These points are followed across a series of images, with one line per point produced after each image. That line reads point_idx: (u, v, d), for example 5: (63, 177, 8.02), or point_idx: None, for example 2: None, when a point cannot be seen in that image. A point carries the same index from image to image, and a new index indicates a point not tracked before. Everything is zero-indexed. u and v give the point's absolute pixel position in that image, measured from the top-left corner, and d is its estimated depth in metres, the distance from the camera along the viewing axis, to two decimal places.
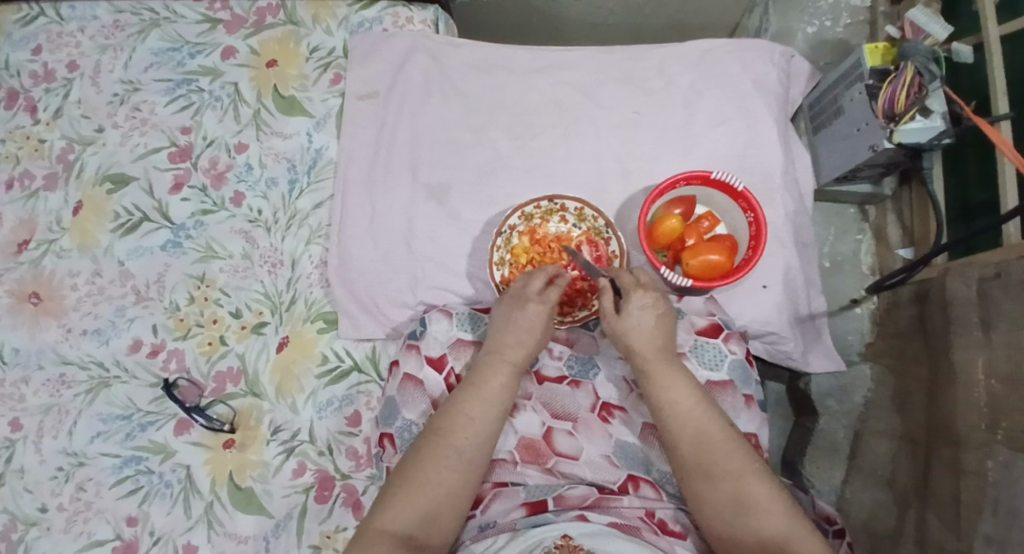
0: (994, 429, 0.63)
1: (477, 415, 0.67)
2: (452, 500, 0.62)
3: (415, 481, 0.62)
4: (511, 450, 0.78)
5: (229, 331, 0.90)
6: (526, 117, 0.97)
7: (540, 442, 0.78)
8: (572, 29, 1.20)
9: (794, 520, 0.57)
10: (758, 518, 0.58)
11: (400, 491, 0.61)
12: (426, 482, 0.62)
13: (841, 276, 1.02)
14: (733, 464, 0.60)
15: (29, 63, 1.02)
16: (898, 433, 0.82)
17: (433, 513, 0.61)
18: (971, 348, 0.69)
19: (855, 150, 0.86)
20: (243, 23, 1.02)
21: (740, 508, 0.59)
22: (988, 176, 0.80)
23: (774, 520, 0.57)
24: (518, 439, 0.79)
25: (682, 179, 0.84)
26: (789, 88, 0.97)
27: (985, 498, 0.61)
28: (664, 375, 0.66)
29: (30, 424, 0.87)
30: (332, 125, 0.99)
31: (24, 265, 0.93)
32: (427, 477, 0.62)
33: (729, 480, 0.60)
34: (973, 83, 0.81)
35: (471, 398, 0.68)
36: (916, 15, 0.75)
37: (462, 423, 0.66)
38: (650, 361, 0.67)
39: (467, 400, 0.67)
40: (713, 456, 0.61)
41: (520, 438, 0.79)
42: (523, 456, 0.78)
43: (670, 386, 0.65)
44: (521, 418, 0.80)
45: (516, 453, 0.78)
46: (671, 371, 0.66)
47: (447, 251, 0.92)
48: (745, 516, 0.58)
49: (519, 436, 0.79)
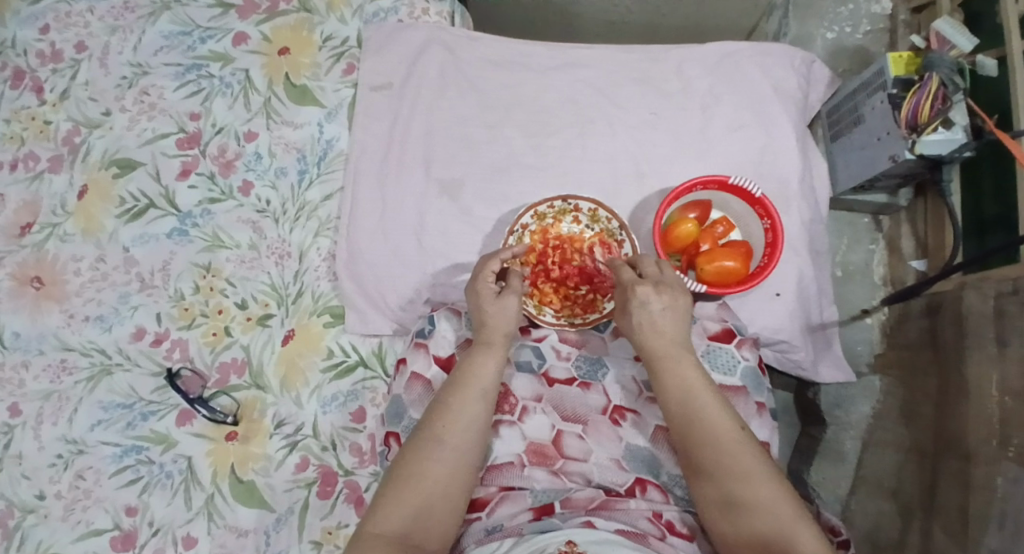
0: (1005, 446, 0.62)
1: (458, 404, 0.66)
2: (449, 501, 0.62)
3: (413, 481, 0.61)
4: (518, 452, 0.78)
5: (234, 322, 0.89)
6: (542, 116, 0.95)
7: (549, 446, 0.78)
8: (590, 27, 1.19)
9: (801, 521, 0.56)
10: (760, 517, 0.56)
11: (397, 492, 0.60)
12: (423, 483, 0.61)
13: (852, 286, 1.01)
14: (737, 463, 0.59)
15: (36, 43, 1.00)
16: (904, 446, 0.82)
17: (430, 514, 0.60)
18: (984, 364, 0.69)
19: (874, 159, 0.85)
20: (256, 8, 1.01)
21: (741, 507, 0.58)
22: (1004, 190, 0.79)
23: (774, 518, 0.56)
24: (527, 443, 0.78)
25: (699, 182, 0.83)
26: (809, 93, 0.96)
27: (993, 515, 0.61)
28: (670, 372, 0.65)
29: (29, 410, 0.85)
30: (344, 115, 0.97)
31: (27, 248, 0.92)
32: (427, 477, 0.61)
33: (731, 479, 0.59)
34: (996, 96, 0.81)
35: (474, 397, 0.66)
36: (942, 26, 0.73)
37: (466, 423, 0.65)
38: (658, 358, 0.66)
39: (450, 392, 0.67)
40: (717, 454, 0.60)
41: (528, 441, 0.79)
42: (531, 459, 0.77)
43: (675, 384, 0.64)
44: (531, 421, 0.80)
45: (524, 455, 0.78)
46: (672, 370, 0.65)
47: (458, 248, 0.91)
48: (744, 514, 0.57)
49: (528, 440, 0.78)
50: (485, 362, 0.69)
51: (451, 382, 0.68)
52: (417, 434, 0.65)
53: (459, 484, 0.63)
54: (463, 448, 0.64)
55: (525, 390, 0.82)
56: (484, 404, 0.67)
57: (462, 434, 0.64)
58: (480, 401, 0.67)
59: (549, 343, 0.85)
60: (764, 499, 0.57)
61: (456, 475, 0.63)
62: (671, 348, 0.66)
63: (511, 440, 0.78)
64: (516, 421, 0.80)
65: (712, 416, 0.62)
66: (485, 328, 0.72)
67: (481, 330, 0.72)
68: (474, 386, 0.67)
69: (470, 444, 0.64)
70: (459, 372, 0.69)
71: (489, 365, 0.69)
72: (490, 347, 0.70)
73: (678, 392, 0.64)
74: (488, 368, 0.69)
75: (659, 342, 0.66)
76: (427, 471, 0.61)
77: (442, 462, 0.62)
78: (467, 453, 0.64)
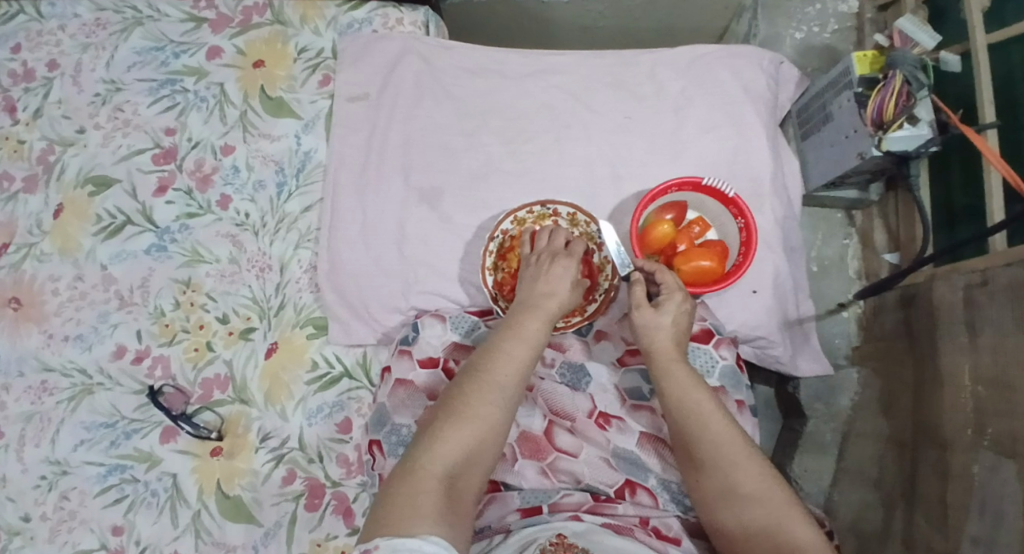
0: (981, 433, 0.64)
1: (517, 355, 0.64)
2: (494, 450, 0.60)
3: (465, 424, 0.58)
4: (512, 443, 0.79)
5: (216, 337, 0.89)
6: (518, 122, 0.96)
7: (540, 437, 0.79)
8: (564, 32, 1.20)
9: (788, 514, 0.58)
10: (764, 508, 0.59)
11: (448, 433, 0.58)
12: (473, 426, 0.59)
13: (828, 280, 1.03)
14: (740, 458, 0.61)
15: (7, 61, 0.99)
16: (884, 436, 0.83)
17: (476, 459, 0.58)
18: (956, 353, 0.70)
19: (843, 157, 0.87)
20: (229, 22, 1.00)
21: (746, 499, 0.60)
22: (973, 184, 0.81)
23: (764, 508, 0.59)
24: (520, 431, 0.79)
25: (674, 184, 0.85)
26: (778, 93, 0.98)
27: (971, 501, 0.63)
28: (674, 372, 0.67)
29: (11, 433, 0.85)
30: (321, 127, 0.97)
31: (4, 269, 0.91)
32: (477, 421, 0.59)
33: (733, 473, 0.61)
34: (960, 92, 0.83)
35: (527, 353, 0.65)
36: (905, 24, 0.76)
37: (518, 372, 0.63)
38: (665, 358, 0.68)
39: (509, 342, 0.65)
40: (721, 449, 0.62)
41: (521, 431, 0.79)
42: (524, 451, 0.78)
43: (682, 382, 0.66)
44: (523, 409, 0.81)
45: (517, 448, 0.78)
46: (676, 367, 0.67)
47: (439, 255, 0.92)
48: (750, 507, 0.59)
49: (520, 429, 0.80)
50: (534, 319, 0.68)
51: (499, 335, 0.67)
52: (464, 381, 0.63)
53: (504, 435, 0.61)
54: (512, 397, 0.62)
55: None
56: (532, 361, 0.65)
57: (513, 384, 0.63)
58: (529, 355, 0.65)
59: None
60: (767, 490, 0.59)
61: (503, 425, 0.61)
62: (676, 349, 0.69)
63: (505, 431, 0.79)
64: None
65: (712, 413, 0.63)
66: (535, 290, 0.72)
67: (531, 291, 0.72)
68: (523, 340, 0.66)
69: (518, 395, 0.63)
70: (509, 327, 0.68)
71: (540, 324, 0.68)
72: (540, 307, 0.69)
73: (686, 389, 0.65)
74: (536, 326, 0.68)
75: (669, 344, 0.69)
76: (483, 417, 0.59)
77: (494, 408, 0.60)
78: (515, 404, 0.62)
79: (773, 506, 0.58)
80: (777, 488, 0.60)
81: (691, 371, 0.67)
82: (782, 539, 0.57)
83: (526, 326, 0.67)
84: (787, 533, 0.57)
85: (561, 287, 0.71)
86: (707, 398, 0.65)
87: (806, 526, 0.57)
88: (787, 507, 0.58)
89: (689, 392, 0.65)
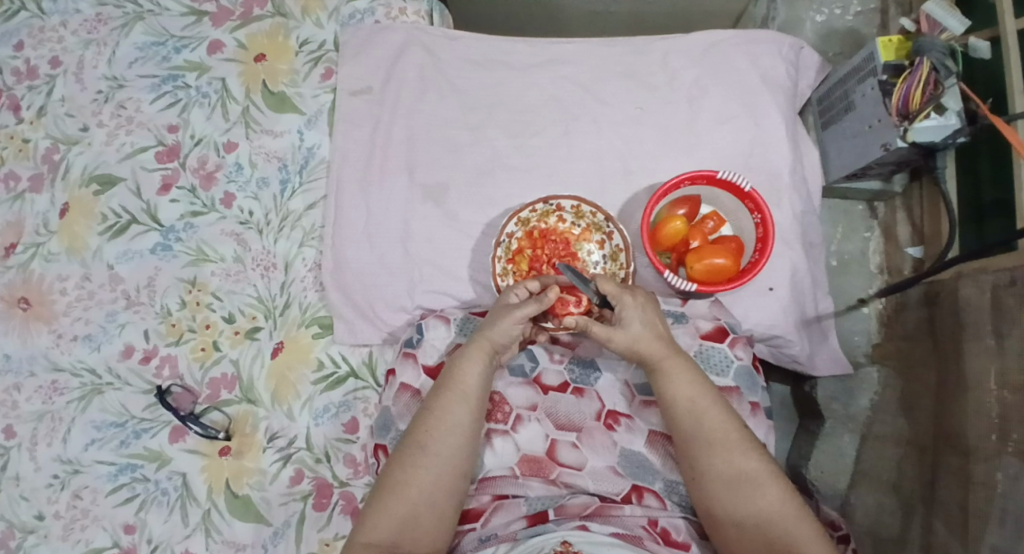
0: (1005, 440, 0.60)
1: (442, 409, 0.66)
2: (438, 509, 0.63)
3: (399, 490, 0.62)
4: (512, 465, 0.77)
5: (222, 337, 0.88)
6: (525, 115, 0.94)
7: (542, 457, 0.78)
8: (574, 18, 1.16)
9: (785, 503, 0.58)
10: (758, 502, 0.58)
11: (384, 502, 0.62)
12: (407, 491, 0.62)
13: (848, 276, 0.99)
14: (733, 452, 0.61)
15: (12, 60, 0.98)
16: (904, 438, 0.80)
17: (418, 523, 0.62)
18: (982, 355, 0.67)
19: (867, 148, 0.83)
20: (230, 15, 0.99)
21: (742, 493, 0.59)
22: (1002, 175, 0.77)
23: (768, 502, 0.58)
24: (520, 453, 0.78)
25: (687, 179, 0.81)
26: (798, 81, 0.94)
27: (993, 508, 0.60)
28: (668, 370, 0.65)
29: (24, 431, 0.85)
30: (324, 122, 0.96)
31: (13, 269, 0.91)
32: (411, 486, 0.62)
33: (729, 467, 0.60)
34: (988, 80, 0.78)
35: (455, 405, 0.66)
36: (932, 8, 0.70)
37: (447, 428, 0.65)
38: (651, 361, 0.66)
39: (439, 398, 0.67)
40: (712, 445, 0.62)
41: (523, 453, 0.78)
42: (525, 470, 0.77)
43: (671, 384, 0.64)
44: (525, 430, 0.79)
45: (518, 467, 0.77)
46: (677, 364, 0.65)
47: (445, 253, 0.90)
48: (747, 499, 0.59)
49: (520, 452, 0.78)
50: (469, 368, 0.69)
51: (437, 390, 0.68)
52: (403, 442, 0.66)
53: (445, 493, 0.63)
54: (445, 456, 0.64)
55: (519, 399, 0.81)
56: (465, 411, 0.67)
57: (446, 440, 0.65)
58: (463, 407, 0.67)
59: (541, 345, 0.84)
60: (760, 483, 0.59)
61: (442, 484, 0.63)
62: (663, 348, 0.66)
63: (504, 454, 0.78)
64: (509, 431, 0.79)
65: (710, 409, 0.63)
66: (476, 333, 0.72)
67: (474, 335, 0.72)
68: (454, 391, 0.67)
69: (454, 450, 0.65)
70: (447, 378, 0.69)
71: (470, 370, 0.69)
72: (474, 354, 0.69)
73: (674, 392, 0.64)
74: (471, 374, 0.69)
75: (651, 348, 0.66)
76: (411, 478, 0.63)
77: (426, 470, 0.63)
78: (452, 462, 0.64)
79: (769, 498, 0.58)
80: (771, 479, 0.59)
81: (680, 368, 0.65)
82: (775, 534, 0.57)
83: (459, 377, 0.68)
84: (782, 528, 0.57)
85: (498, 334, 0.70)
86: (698, 397, 0.64)
87: (802, 519, 0.57)
88: (781, 502, 0.58)
89: (683, 393, 0.64)
